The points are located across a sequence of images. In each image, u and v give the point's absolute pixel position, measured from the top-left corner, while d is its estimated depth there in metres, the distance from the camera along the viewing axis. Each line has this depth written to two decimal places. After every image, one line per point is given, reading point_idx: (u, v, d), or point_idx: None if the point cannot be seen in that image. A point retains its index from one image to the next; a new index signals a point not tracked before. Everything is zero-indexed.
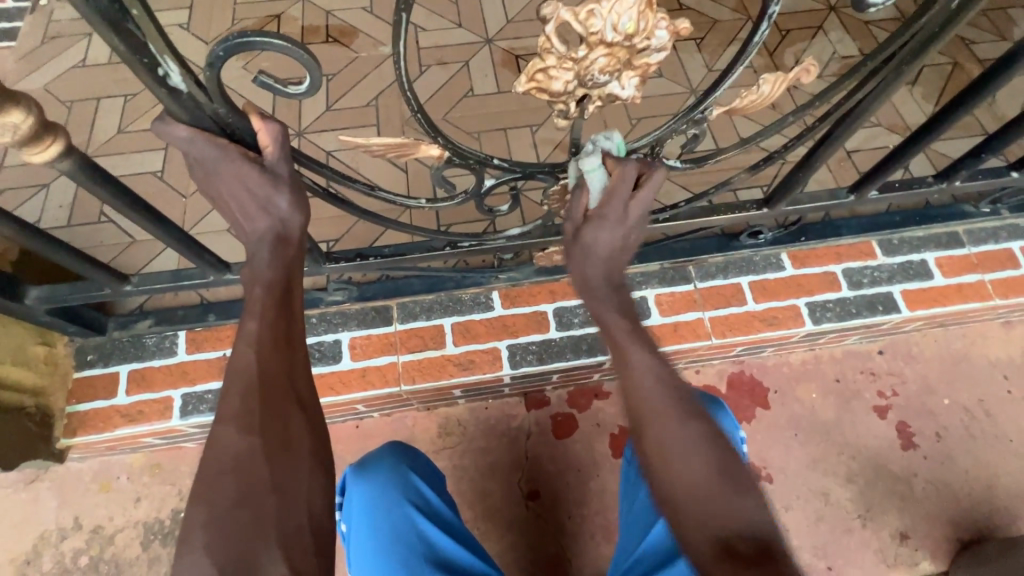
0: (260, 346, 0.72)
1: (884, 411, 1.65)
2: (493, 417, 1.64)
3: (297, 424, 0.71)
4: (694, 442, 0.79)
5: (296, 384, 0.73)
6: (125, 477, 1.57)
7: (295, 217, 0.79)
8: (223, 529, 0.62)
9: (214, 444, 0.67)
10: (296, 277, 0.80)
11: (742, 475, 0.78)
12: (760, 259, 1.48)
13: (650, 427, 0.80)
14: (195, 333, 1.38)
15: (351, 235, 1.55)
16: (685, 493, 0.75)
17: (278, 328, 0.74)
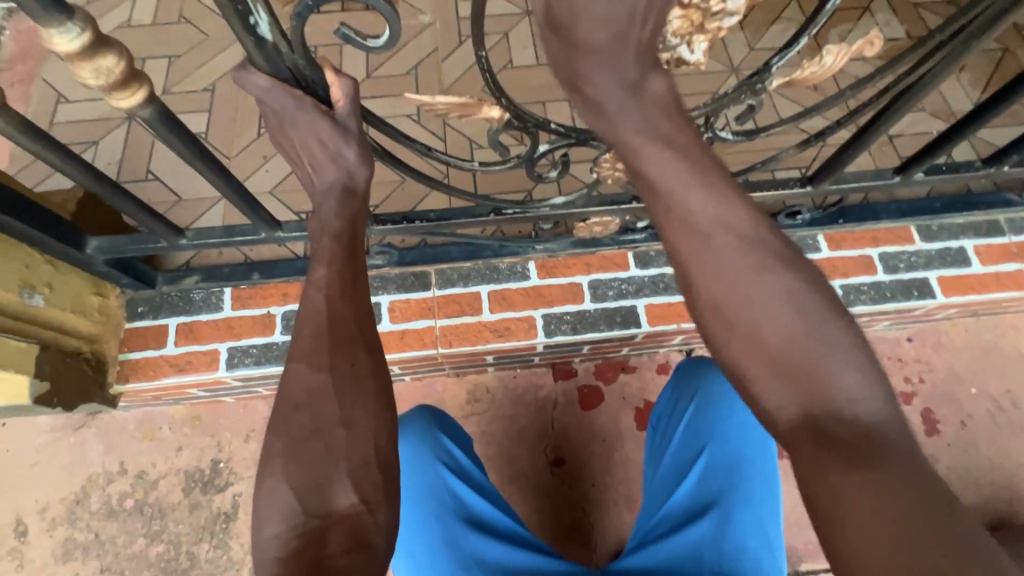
0: (328, 291, 0.77)
1: (910, 397, 1.66)
2: (521, 386, 1.67)
3: (362, 363, 0.74)
4: (797, 302, 0.71)
5: (361, 328, 0.77)
6: (168, 427, 1.63)
7: (361, 170, 0.83)
8: (296, 459, 0.67)
9: (290, 379, 0.72)
10: (360, 228, 0.84)
11: (843, 347, 0.69)
12: (796, 240, 1.48)
13: (732, 280, 0.73)
14: (240, 290, 1.42)
15: (391, 201, 1.58)
16: (777, 355, 0.70)
17: (345, 275, 0.79)
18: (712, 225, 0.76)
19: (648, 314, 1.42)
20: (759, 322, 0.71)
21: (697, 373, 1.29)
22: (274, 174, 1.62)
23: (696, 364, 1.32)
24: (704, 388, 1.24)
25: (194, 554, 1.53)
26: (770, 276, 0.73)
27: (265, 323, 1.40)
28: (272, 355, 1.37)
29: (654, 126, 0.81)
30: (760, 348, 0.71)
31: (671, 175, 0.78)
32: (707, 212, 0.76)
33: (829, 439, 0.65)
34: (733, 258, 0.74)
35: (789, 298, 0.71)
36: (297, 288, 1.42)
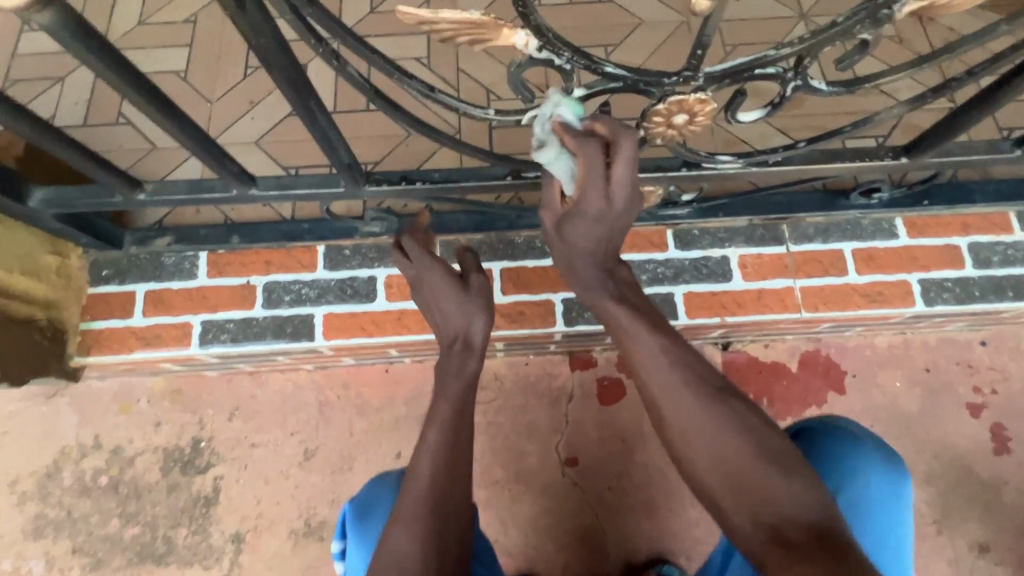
0: (438, 455, 0.83)
1: (978, 409, 1.45)
2: (533, 374, 1.50)
3: (450, 534, 0.79)
4: (714, 424, 0.75)
5: (456, 494, 0.81)
6: (146, 400, 1.49)
7: (475, 328, 0.96)
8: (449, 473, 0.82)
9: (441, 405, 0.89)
10: (472, 380, 0.94)
11: (792, 456, 0.73)
12: (868, 223, 1.25)
13: (668, 413, 0.78)
14: (217, 256, 1.24)
15: (394, 157, 1.37)
16: (722, 481, 0.73)
17: (455, 431, 0.86)
18: (664, 372, 0.79)
19: (686, 304, 1.21)
20: (706, 449, 0.74)
21: (842, 460, 0.96)
22: (261, 122, 1.41)
23: (841, 432, 0.99)
24: (845, 484, 0.95)
25: (171, 539, 1.41)
26: (691, 397, 0.77)
27: (244, 295, 1.22)
28: (250, 332, 1.20)
29: (618, 284, 0.89)
30: (711, 467, 0.74)
31: (625, 321, 0.84)
32: (651, 365, 0.80)
33: (786, 539, 0.66)
34: (661, 388, 0.79)
35: (725, 425, 0.74)
36: (281, 255, 1.24)
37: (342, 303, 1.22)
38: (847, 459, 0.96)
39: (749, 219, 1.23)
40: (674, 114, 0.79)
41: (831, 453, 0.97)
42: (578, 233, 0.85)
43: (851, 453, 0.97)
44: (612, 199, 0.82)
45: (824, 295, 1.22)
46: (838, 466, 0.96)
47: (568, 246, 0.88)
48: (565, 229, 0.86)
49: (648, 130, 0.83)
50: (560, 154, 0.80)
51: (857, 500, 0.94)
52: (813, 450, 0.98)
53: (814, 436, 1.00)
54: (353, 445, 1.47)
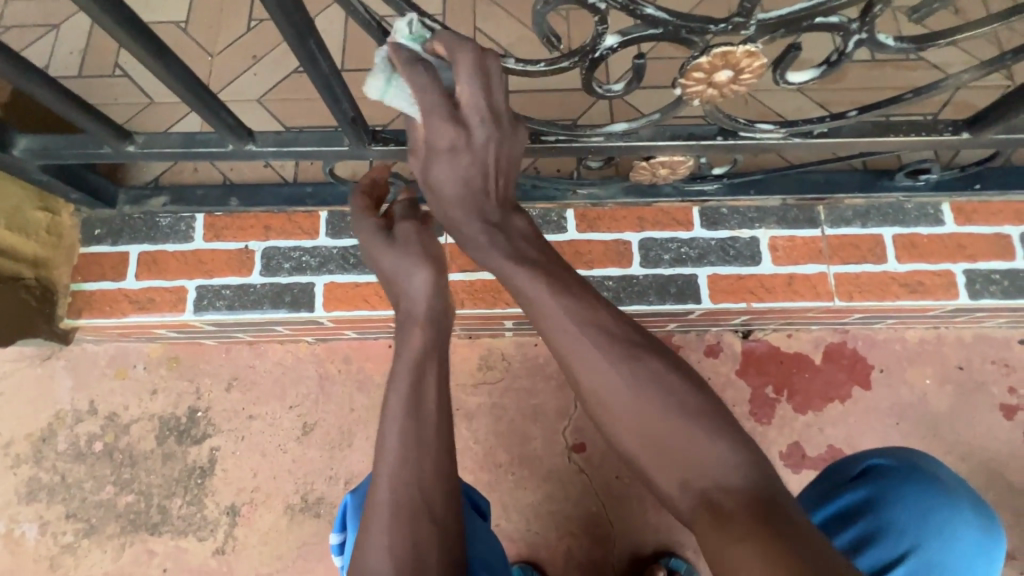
0: (401, 454, 0.77)
1: (1013, 411, 1.36)
2: (542, 356, 1.44)
3: (427, 537, 0.73)
4: (628, 386, 0.70)
5: (431, 496, 0.75)
6: (142, 366, 1.45)
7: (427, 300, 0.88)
8: (414, 488, 0.75)
9: (391, 400, 0.81)
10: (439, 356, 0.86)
11: (718, 414, 0.68)
12: (912, 207, 1.15)
13: (583, 378, 0.73)
14: (214, 218, 1.18)
15: (404, 120, 1.28)
16: (643, 446, 0.68)
17: (420, 424, 0.79)
18: (571, 337, 0.74)
19: (710, 287, 1.14)
20: (625, 412, 0.69)
21: (926, 511, 0.86)
22: (264, 78, 1.33)
23: (926, 473, 0.89)
24: (926, 539, 0.85)
25: (165, 509, 1.38)
26: (603, 356, 0.72)
27: (241, 261, 1.16)
28: (247, 300, 1.14)
29: (530, 234, 0.81)
30: (633, 433, 0.69)
31: (526, 283, 0.76)
32: (557, 330, 0.74)
33: (719, 509, 0.60)
34: (574, 352, 0.73)
35: (641, 386, 0.70)
36: (281, 220, 1.17)
37: (344, 273, 1.15)
38: (932, 511, 0.86)
39: (783, 198, 1.14)
40: (717, 69, 0.70)
41: (914, 501, 0.87)
42: (441, 171, 0.77)
43: (939, 504, 0.87)
44: (467, 126, 0.74)
45: (860, 283, 1.13)
46: (919, 516, 0.86)
47: (439, 199, 0.79)
48: (430, 173, 0.78)
49: (684, 89, 0.75)
50: (391, 83, 0.72)
51: (935, 557, 0.85)
52: (894, 491, 0.87)
53: (897, 474, 0.89)
54: (353, 421, 1.42)
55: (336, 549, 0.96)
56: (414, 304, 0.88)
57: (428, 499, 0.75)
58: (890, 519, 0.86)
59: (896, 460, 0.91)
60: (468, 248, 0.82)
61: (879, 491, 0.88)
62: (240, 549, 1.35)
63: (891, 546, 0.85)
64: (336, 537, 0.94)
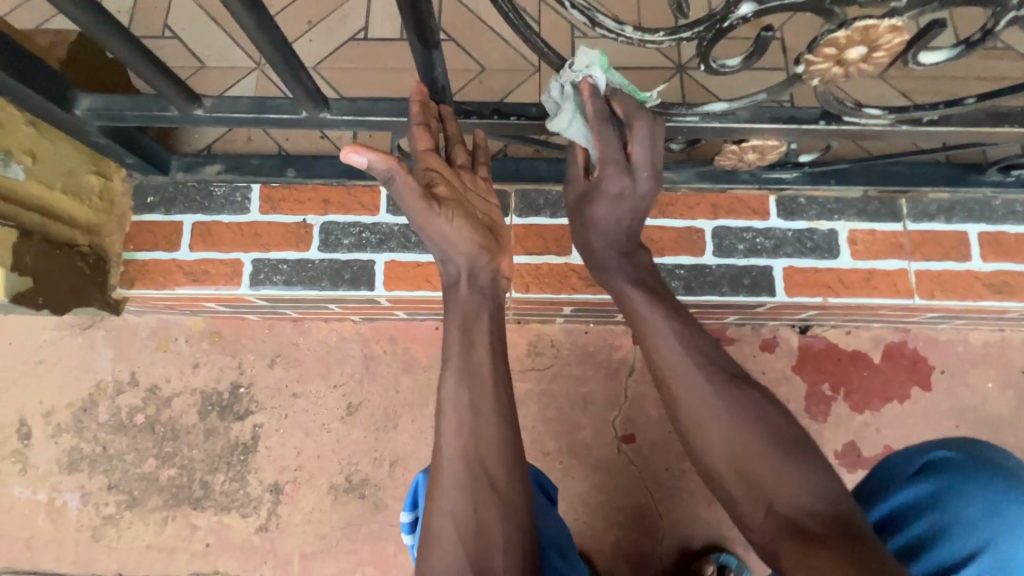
0: (462, 427, 0.82)
1: None
2: (592, 343, 1.41)
3: (487, 510, 0.79)
4: (736, 413, 0.77)
5: (489, 469, 0.81)
6: (184, 339, 1.43)
7: (482, 268, 0.87)
8: (469, 459, 0.81)
9: (449, 374, 0.84)
10: (492, 328, 0.88)
11: (807, 445, 0.76)
12: (999, 204, 1.11)
13: (682, 404, 0.80)
14: (271, 189, 1.14)
15: (465, 94, 1.23)
16: (731, 468, 0.75)
17: (476, 397, 0.83)
18: (703, 400, 0.79)
19: (786, 280, 1.09)
20: (718, 437, 0.77)
21: (997, 506, 0.81)
22: (319, 45, 1.28)
23: (992, 468, 0.85)
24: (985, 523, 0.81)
25: (208, 484, 1.36)
26: (706, 387, 0.79)
27: (299, 235, 1.12)
28: (305, 276, 1.10)
29: (638, 269, 0.90)
30: (721, 454, 0.76)
31: (646, 307, 0.86)
32: (662, 342, 0.83)
33: (803, 529, 0.68)
34: (677, 380, 0.81)
35: (732, 415, 0.77)
36: (340, 194, 1.13)
37: (406, 252, 1.11)
38: (1005, 507, 0.81)
39: (865, 189, 1.09)
40: (852, 45, 0.65)
41: (981, 494, 0.82)
42: (603, 212, 0.85)
43: (1015, 503, 0.81)
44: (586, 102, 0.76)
45: (942, 281, 1.09)
46: (990, 512, 0.81)
47: (586, 227, 0.88)
48: (589, 210, 0.87)
49: (808, 66, 0.70)
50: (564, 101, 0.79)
51: (1010, 553, 0.78)
52: (959, 483, 0.83)
53: (961, 467, 0.85)
54: (398, 403, 1.40)
55: (406, 529, 0.94)
56: (459, 269, 0.87)
57: (485, 472, 0.80)
58: (959, 513, 0.81)
59: (959, 452, 0.87)
60: (598, 274, 0.92)
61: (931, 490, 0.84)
62: (284, 528, 1.34)
63: (963, 539, 0.79)
64: (408, 515, 0.94)
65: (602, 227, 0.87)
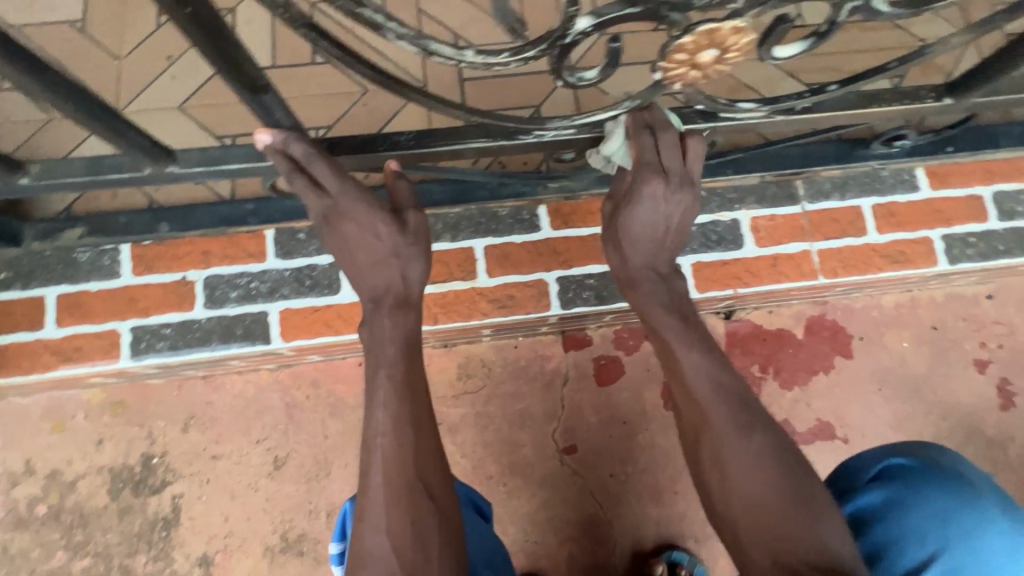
0: (391, 436, 0.79)
1: (985, 365, 1.40)
2: (523, 358, 1.38)
3: (428, 520, 0.76)
4: (757, 458, 0.76)
5: (427, 480, 0.78)
6: (82, 416, 1.31)
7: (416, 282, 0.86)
8: (405, 469, 0.78)
9: (380, 387, 0.82)
10: (413, 340, 0.86)
11: (819, 496, 0.73)
12: (888, 175, 1.14)
13: (716, 440, 0.77)
14: (143, 248, 1.04)
15: (348, 120, 1.16)
16: (750, 518, 0.73)
17: (406, 410, 0.81)
18: (744, 451, 0.76)
19: (695, 276, 1.08)
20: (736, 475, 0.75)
21: (949, 511, 0.84)
22: (184, 82, 1.17)
23: (944, 478, 0.87)
24: (950, 542, 0.83)
25: (129, 568, 1.25)
26: (726, 423, 0.78)
27: (180, 295, 1.03)
28: (192, 338, 1.01)
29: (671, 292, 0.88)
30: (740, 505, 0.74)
31: (680, 336, 0.84)
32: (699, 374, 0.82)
33: None
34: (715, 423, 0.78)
35: (758, 456, 0.75)
36: (222, 244, 1.05)
37: (300, 297, 1.04)
38: (959, 513, 0.84)
39: (761, 175, 1.10)
40: (701, 49, 0.63)
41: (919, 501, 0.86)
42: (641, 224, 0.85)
43: (957, 510, 0.84)
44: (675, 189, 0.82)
45: (843, 258, 1.10)
46: (946, 520, 0.84)
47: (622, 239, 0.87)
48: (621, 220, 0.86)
49: (664, 72, 0.67)
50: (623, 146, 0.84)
51: (964, 559, 0.82)
52: (913, 492, 0.86)
53: (914, 475, 0.89)
54: (329, 449, 1.32)
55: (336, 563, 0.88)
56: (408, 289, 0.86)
57: (424, 480, 0.78)
58: (905, 521, 0.85)
59: (910, 459, 0.90)
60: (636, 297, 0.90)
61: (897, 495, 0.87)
62: None
63: (915, 552, 0.83)
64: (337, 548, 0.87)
65: (638, 238, 0.87)
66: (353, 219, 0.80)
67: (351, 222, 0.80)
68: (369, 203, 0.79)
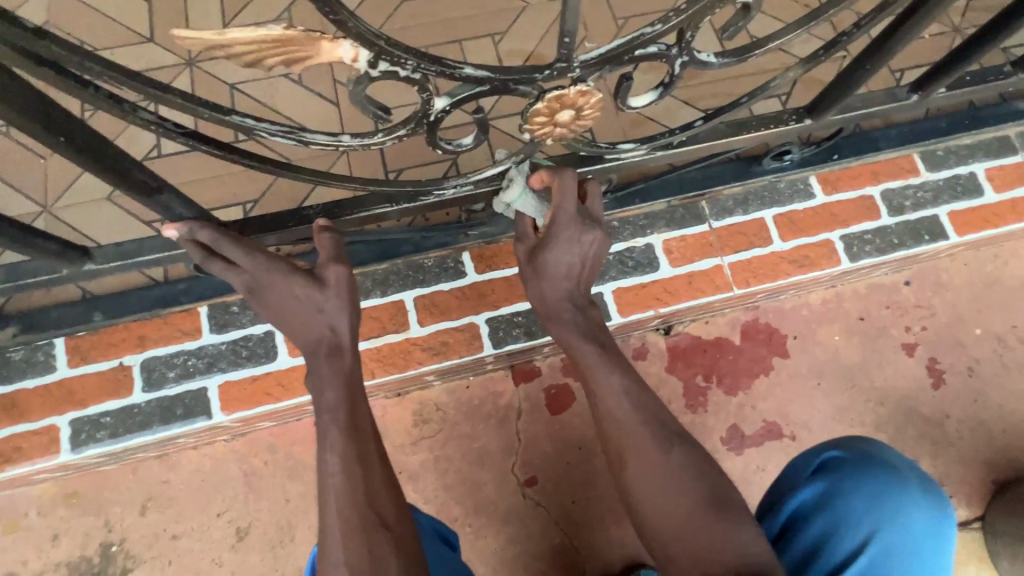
0: (344, 470, 0.76)
1: (913, 348, 1.46)
2: (475, 397, 1.41)
3: (384, 548, 0.72)
4: (674, 473, 0.79)
5: (382, 509, 0.75)
6: (35, 512, 1.29)
7: (345, 326, 0.84)
8: (359, 504, 0.75)
9: (326, 425, 0.79)
10: (354, 381, 0.84)
11: (734, 500, 0.78)
12: (785, 185, 1.22)
13: (628, 463, 0.81)
14: (78, 340, 1.06)
15: (274, 192, 1.21)
16: (673, 533, 0.76)
17: (356, 446, 0.78)
18: (658, 469, 0.80)
19: (617, 302, 1.14)
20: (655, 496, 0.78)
21: (881, 497, 0.88)
22: None
23: (872, 464, 0.92)
24: (881, 524, 0.87)
25: None
26: (644, 439, 0.81)
27: (118, 381, 1.04)
28: (132, 423, 1.03)
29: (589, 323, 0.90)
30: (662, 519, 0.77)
31: (598, 362, 0.86)
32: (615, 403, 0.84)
33: None
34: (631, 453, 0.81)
35: (677, 472, 0.79)
36: (156, 326, 1.07)
37: (238, 368, 1.06)
38: (886, 496, 0.88)
39: (667, 200, 1.18)
40: (557, 111, 0.70)
41: (854, 490, 0.89)
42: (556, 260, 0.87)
43: (888, 493, 0.88)
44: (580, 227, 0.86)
45: (753, 268, 1.18)
46: (875, 504, 0.88)
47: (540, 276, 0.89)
48: (541, 259, 0.87)
49: (532, 133, 0.74)
50: (523, 194, 0.91)
51: (892, 539, 0.86)
52: (849, 480, 0.90)
53: (848, 465, 0.92)
54: (291, 513, 1.32)
55: None
56: (338, 334, 0.84)
57: (380, 511, 0.75)
58: (843, 509, 0.88)
59: (846, 451, 0.94)
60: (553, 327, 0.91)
61: (834, 485, 0.91)
62: None
63: (850, 538, 0.87)
64: None
65: (554, 275, 0.88)
66: (274, 287, 0.81)
67: (273, 291, 0.81)
68: (283, 270, 0.80)
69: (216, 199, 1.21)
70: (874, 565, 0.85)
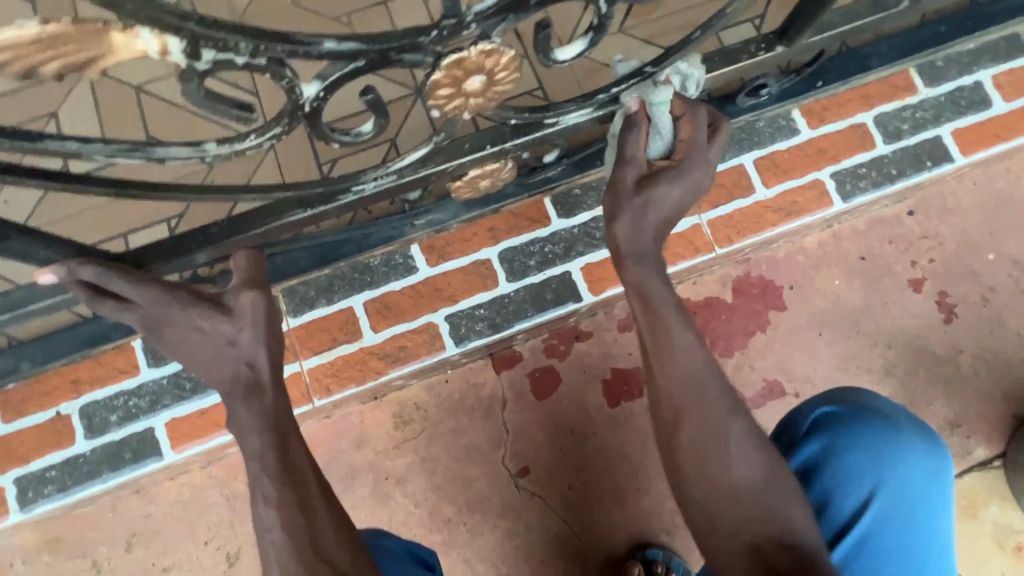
0: (282, 521, 0.68)
1: (920, 284, 1.35)
2: (457, 391, 1.32)
3: None
4: (738, 443, 0.67)
5: (333, 557, 0.67)
6: (19, 562, 1.25)
7: (264, 357, 0.74)
8: (304, 556, 0.66)
9: (255, 475, 0.70)
10: (284, 416, 0.74)
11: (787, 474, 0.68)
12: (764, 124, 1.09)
13: (681, 427, 0.67)
14: (9, 393, 0.98)
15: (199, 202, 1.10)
16: (726, 502, 0.65)
17: (289, 494, 0.69)
18: (740, 448, 0.66)
19: (587, 280, 1.04)
20: (718, 468, 0.66)
21: (880, 453, 0.80)
22: (18, 206, 1.11)
23: (867, 417, 0.82)
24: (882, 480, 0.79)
25: None
26: (715, 416, 0.67)
27: (58, 431, 0.97)
28: (79, 473, 0.96)
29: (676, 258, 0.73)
30: (724, 492, 0.65)
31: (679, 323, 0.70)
32: (682, 358, 0.69)
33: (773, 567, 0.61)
34: (689, 420, 0.67)
35: (741, 444, 0.66)
36: (90, 367, 0.99)
37: (183, 403, 0.98)
38: (884, 450, 0.80)
39: None
40: (462, 79, 0.57)
41: (853, 449, 0.80)
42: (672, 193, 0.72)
43: (890, 446, 0.80)
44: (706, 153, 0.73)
45: (734, 223, 1.07)
46: (874, 460, 0.80)
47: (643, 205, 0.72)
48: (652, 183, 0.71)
49: (442, 109, 0.61)
50: None
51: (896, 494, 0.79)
52: (845, 438, 0.81)
53: (843, 422, 0.82)
54: None
55: None
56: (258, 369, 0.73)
57: (329, 560, 0.66)
58: (843, 470, 0.80)
59: (840, 406, 0.84)
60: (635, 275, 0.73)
61: (831, 444, 0.81)
62: None
63: (852, 500, 0.79)
64: None
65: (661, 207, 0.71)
66: (174, 323, 0.71)
67: (175, 328, 0.71)
68: (180, 302, 0.70)
69: (137, 218, 1.10)
70: (877, 523, 0.78)
